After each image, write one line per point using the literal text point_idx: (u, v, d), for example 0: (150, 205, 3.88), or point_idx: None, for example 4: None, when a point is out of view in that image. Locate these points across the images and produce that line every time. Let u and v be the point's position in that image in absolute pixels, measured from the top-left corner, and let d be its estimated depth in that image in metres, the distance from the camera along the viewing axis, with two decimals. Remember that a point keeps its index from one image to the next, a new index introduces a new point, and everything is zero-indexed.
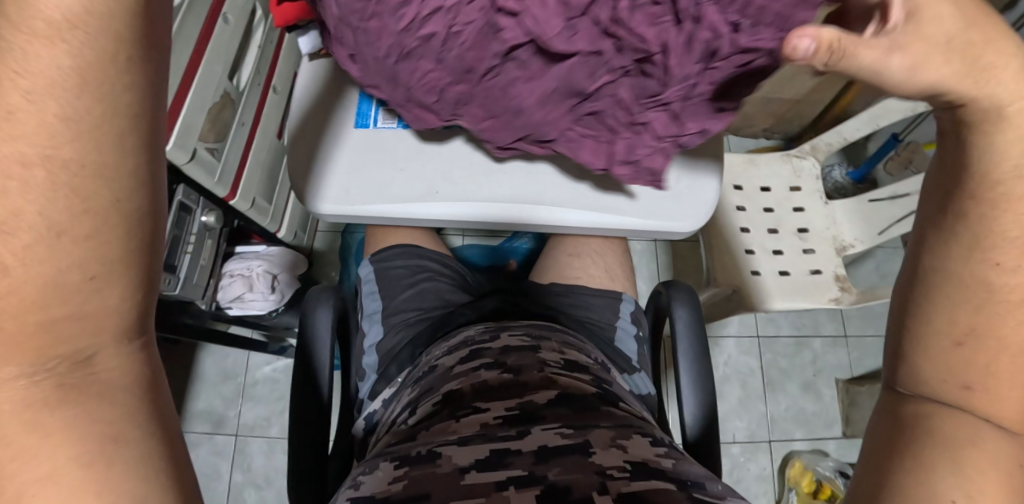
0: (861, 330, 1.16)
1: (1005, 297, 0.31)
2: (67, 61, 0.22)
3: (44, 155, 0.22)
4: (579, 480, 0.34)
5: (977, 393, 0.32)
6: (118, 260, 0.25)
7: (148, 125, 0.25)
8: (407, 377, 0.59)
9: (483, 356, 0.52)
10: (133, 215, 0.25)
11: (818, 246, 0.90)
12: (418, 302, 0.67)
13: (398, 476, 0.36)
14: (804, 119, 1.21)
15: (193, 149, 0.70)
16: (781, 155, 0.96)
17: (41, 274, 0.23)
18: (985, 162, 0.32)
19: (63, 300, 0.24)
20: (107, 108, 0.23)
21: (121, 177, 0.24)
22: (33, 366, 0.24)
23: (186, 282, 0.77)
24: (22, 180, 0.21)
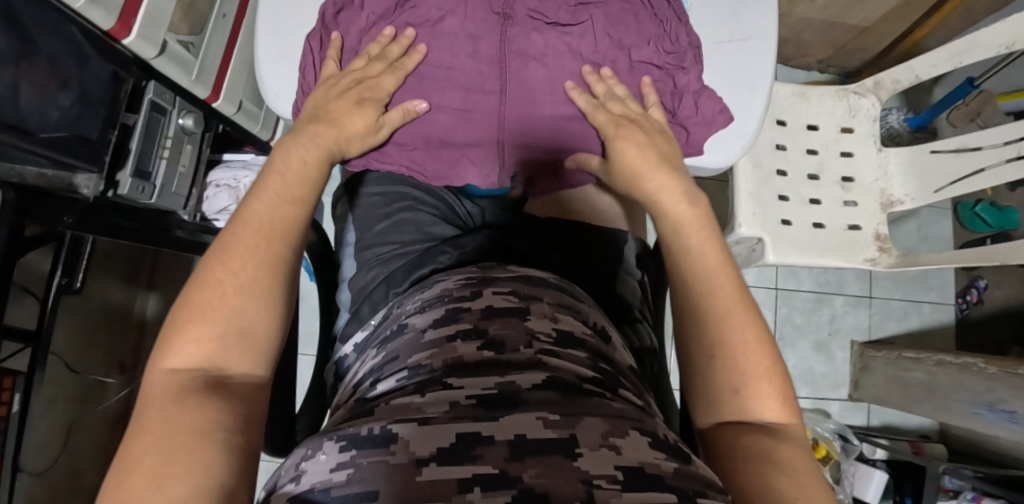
0: (888, 293, 1.09)
1: (731, 338, 0.37)
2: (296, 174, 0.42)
3: (265, 217, 0.38)
4: (560, 486, 0.27)
5: (745, 397, 0.37)
6: (269, 298, 0.36)
7: (310, 222, 0.41)
8: (378, 323, 0.54)
9: (461, 321, 0.46)
10: (284, 263, 0.38)
11: (861, 199, 0.80)
12: (396, 234, 0.64)
13: (343, 462, 0.31)
14: (868, 52, 1.06)
15: (162, 42, 0.62)
16: (836, 90, 0.82)
17: (237, 293, 0.35)
18: (681, 252, 0.42)
19: (234, 316, 0.34)
20: (296, 197, 0.41)
21: (291, 242, 0.39)
22: (201, 360, 0.33)
23: (163, 191, 0.72)
24: (255, 240, 0.37)
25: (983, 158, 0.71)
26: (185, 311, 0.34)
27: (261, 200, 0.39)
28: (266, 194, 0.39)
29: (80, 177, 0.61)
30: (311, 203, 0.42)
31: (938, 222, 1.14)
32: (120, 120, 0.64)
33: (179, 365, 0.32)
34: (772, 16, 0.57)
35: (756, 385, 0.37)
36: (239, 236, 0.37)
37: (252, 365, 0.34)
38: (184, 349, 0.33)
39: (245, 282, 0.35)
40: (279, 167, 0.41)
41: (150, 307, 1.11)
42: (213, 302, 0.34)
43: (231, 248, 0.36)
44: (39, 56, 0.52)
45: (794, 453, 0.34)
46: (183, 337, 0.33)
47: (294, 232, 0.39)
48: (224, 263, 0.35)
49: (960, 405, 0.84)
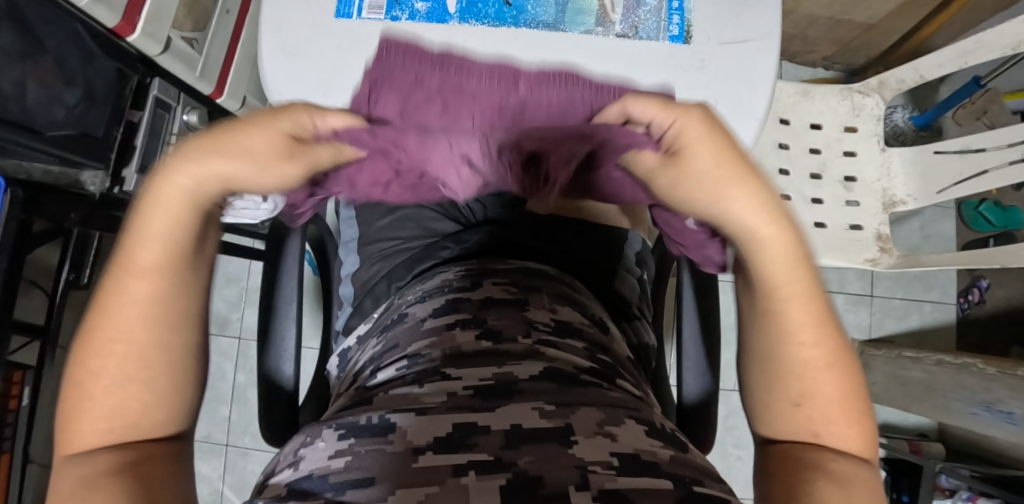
0: (890, 292, 1.09)
1: (800, 361, 0.35)
2: (169, 217, 0.30)
3: (144, 263, 0.31)
4: (554, 471, 0.27)
5: (810, 413, 0.35)
6: (162, 360, 0.32)
7: (205, 260, 0.34)
8: (380, 315, 0.55)
9: (460, 311, 0.47)
10: (178, 314, 0.32)
11: (864, 199, 0.80)
12: (398, 230, 0.64)
13: (341, 449, 0.31)
14: (874, 50, 1.05)
15: (167, 38, 0.61)
16: (841, 88, 0.82)
17: (124, 365, 0.31)
18: (747, 256, 0.34)
19: (128, 391, 0.31)
20: (186, 237, 0.31)
21: (180, 291, 0.32)
22: (103, 443, 0.31)
23: None
24: (128, 299, 0.31)
25: (987, 159, 0.71)
26: (74, 397, 0.31)
27: (133, 253, 0.31)
28: (128, 254, 0.31)
29: (86, 173, 0.61)
30: (208, 236, 0.33)
31: (942, 221, 1.14)
32: (125, 117, 0.64)
33: (79, 453, 0.30)
34: (774, 16, 0.55)
35: (827, 408, 0.35)
36: (108, 303, 0.31)
37: (166, 421, 0.33)
38: (76, 435, 0.30)
39: (122, 370, 0.31)
40: (144, 213, 0.30)
41: None
42: (99, 383, 0.30)
43: (106, 321, 0.31)
44: (45, 55, 0.53)
45: (861, 477, 0.33)
46: (78, 420, 0.31)
47: (188, 278, 0.32)
48: (99, 341, 0.31)
49: (957, 404, 0.84)
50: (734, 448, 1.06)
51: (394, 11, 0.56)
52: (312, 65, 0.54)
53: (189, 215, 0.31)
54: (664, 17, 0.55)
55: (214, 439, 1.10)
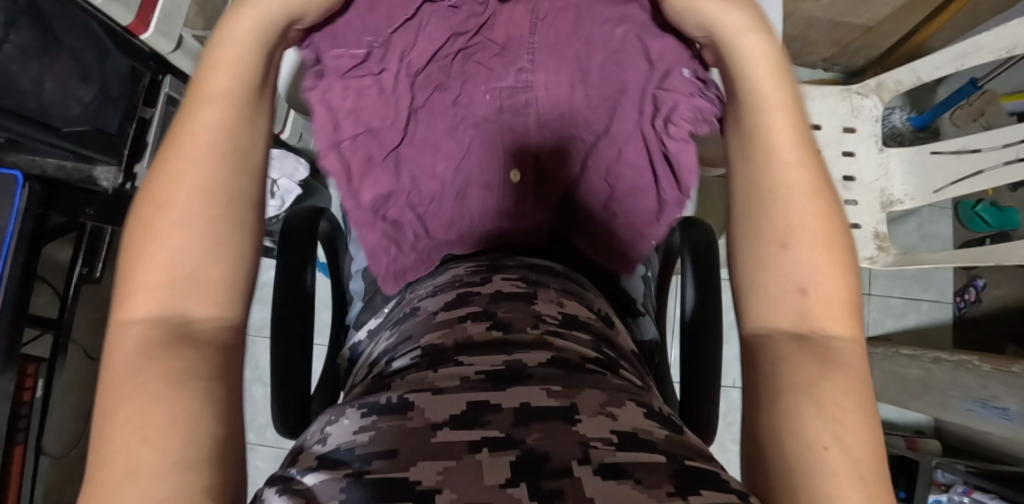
0: (887, 290, 1.11)
1: (795, 235, 0.35)
2: (226, 80, 0.35)
3: (210, 103, 0.34)
4: (559, 447, 0.29)
5: (808, 314, 0.33)
6: (219, 219, 0.32)
7: (258, 117, 0.37)
8: (391, 309, 0.56)
9: (469, 304, 0.48)
10: (237, 167, 0.34)
11: (862, 198, 0.82)
12: None
13: (365, 425, 0.32)
14: (872, 51, 1.07)
15: (179, 36, 0.63)
16: (839, 90, 0.83)
17: (185, 220, 0.31)
18: (757, 116, 0.38)
19: (185, 255, 0.31)
20: (239, 89, 0.36)
21: (240, 139, 0.35)
22: (156, 310, 0.29)
23: None
24: (196, 146, 0.33)
25: (982, 159, 0.72)
26: (130, 266, 0.30)
27: (196, 104, 0.34)
28: (190, 106, 0.34)
29: (99, 168, 0.62)
30: (258, 93, 0.37)
31: (939, 221, 1.16)
32: (139, 114, 0.65)
33: (138, 320, 0.28)
34: None
35: (827, 285, 0.33)
36: (176, 151, 0.33)
37: (217, 301, 0.31)
38: (136, 304, 0.29)
39: (175, 224, 0.31)
40: (207, 67, 0.35)
41: None
42: (159, 244, 0.30)
43: (172, 171, 0.32)
44: (61, 51, 0.53)
45: (852, 375, 0.31)
46: (134, 290, 0.29)
47: (243, 130, 0.35)
48: (165, 193, 0.32)
49: (954, 401, 0.86)
50: (734, 444, 1.08)
51: None
52: None
53: (244, 65, 0.36)
54: None
55: None
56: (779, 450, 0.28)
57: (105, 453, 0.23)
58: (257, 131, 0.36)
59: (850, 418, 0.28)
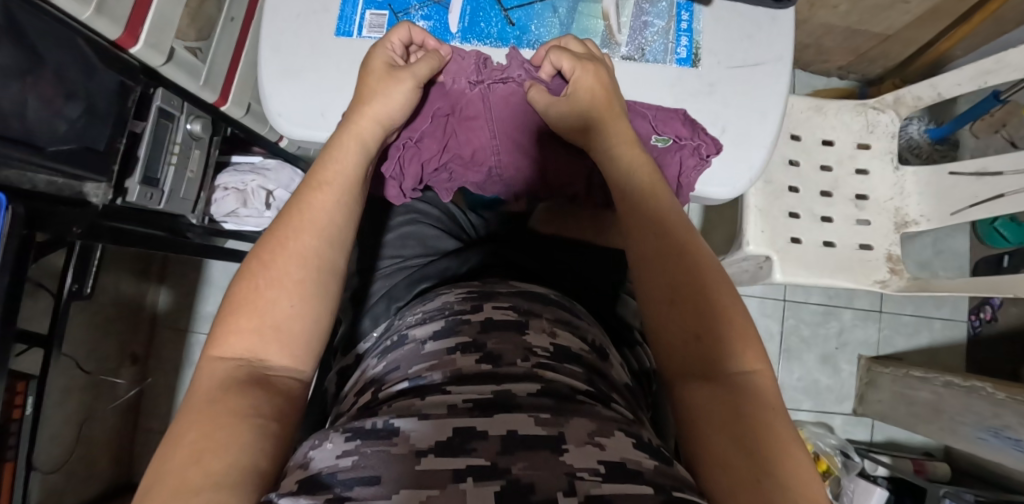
0: (899, 308, 1.08)
1: (672, 282, 0.39)
2: (339, 172, 0.42)
3: (324, 185, 0.41)
4: (546, 477, 0.27)
5: (709, 344, 0.37)
6: (309, 292, 0.37)
7: (357, 201, 0.43)
8: (379, 336, 0.53)
9: (460, 334, 0.43)
10: (335, 246, 0.40)
11: (876, 218, 0.79)
12: (400, 247, 0.63)
13: (348, 449, 0.30)
14: (891, 60, 1.02)
15: (170, 49, 0.61)
16: (855, 105, 0.80)
17: (281, 285, 0.36)
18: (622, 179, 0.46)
19: (277, 315, 0.36)
20: (345, 180, 0.42)
21: (343, 221, 0.41)
22: (242, 353, 0.35)
23: (172, 196, 0.72)
24: (300, 224, 0.39)
25: (1003, 183, 0.69)
26: (228, 316, 0.36)
27: (316, 186, 0.41)
28: (311, 187, 0.41)
29: (89, 186, 0.62)
30: (356, 183, 0.43)
31: (955, 236, 1.12)
32: (129, 128, 0.64)
33: (226, 355, 0.34)
34: (787, 40, 0.54)
35: (722, 329, 0.38)
36: (285, 222, 0.39)
37: (293, 354, 0.36)
38: (229, 339, 0.35)
39: (284, 279, 0.37)
40: (328, 161, 0.43)
41: (161, 299, 1.14)
42: (261, 300, 0.36)
43: (277, 242, 0.38)
44: (47, 68, 0.52)
45: (777, 412, 0.35)
46: (229, 331, 0.35)
47: (343, 215, 0.41)
48: (264, 261, 0.37)
49: (965, 428, 0.83)
50: None
51: None
52: (312, 85, 0.53)
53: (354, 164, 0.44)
54: (672, 39, 0.54)
55: None
56: (727, 481, 0.31)
57: (165, 467, 0.28)
58: (358, 212, 0.42)
59: (793, 447, 0.33)
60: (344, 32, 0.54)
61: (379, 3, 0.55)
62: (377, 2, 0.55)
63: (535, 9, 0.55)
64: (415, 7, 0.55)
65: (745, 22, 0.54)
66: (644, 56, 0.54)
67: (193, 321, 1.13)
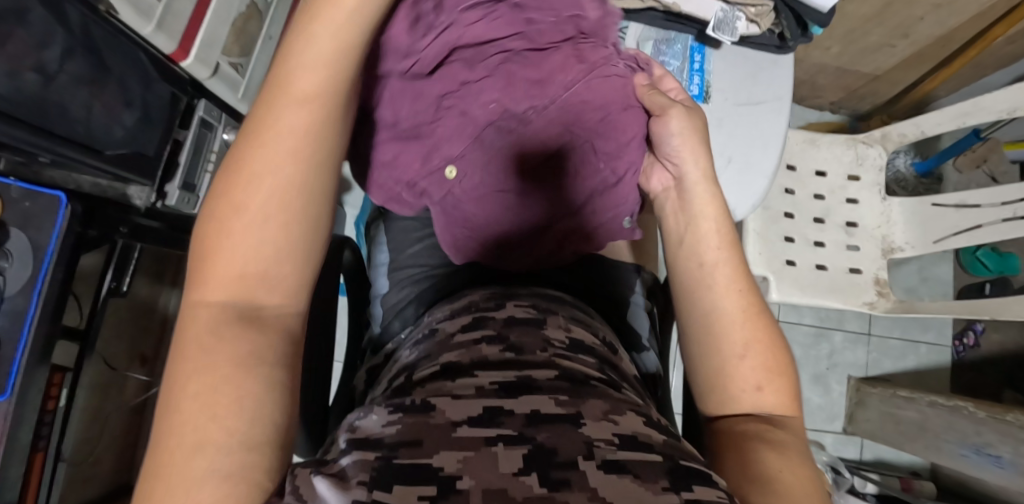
0: (886, 331, 1.13)
1: (722, 318, 0.42)
2: (316, 80, 0.29)
3: (302, 91, 0.29)
4: (567, 445, 0.29)
5: (756, 387, 0.40)
6: (291, 217, 0.30)
7: (337, 107, 0.31)
8: (408, 332, 0.57)
9: (485, 328, 0.47)
10: (317, 159, 0.31)
11: (864, 244, 0.84)
12: (425, 256, 0.67)
13: (392, 419, 0.32)
14: (879, 98, 1.10)
15: (215, 63, 0.65)
16: (845, 139, 0.86)
17: (264, 220, 0.30)
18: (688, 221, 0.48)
19: (260, 249, 0.30)
20: (331, 87, 0.30)
21: (324, 137, 0.30)
22: (228, 295, 0.29)
23: (206, 202, 0.76)
24: (274, 139, 0.29)
25: (981, 215, 0.75)
26: (207, 244, 0.30)
27: (289, 93, 0.29)
28: (280, 94, 0.29)
29: (133, 188, 0.66)
30: (343, 98, 0.31)
31: (939, 265, 1.18)
32: (173, 136, 0.68)
33: (212, 304, 0.29)
34: (787, 82, 0.60)
35: (762, 371, 0.40)
36: (255, 139, 0.30)
37: (281, 297, 0.31)
38: (212, 284, 0.29)
39: (253, 216, 0.29)
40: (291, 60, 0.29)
41: (172, 303, 1.17)
42: (235, 232, 0.29)
43: (252, 160, 0.29)
44: (110, 79, 0.56)
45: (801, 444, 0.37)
46: (208, 271, 0.29)
47: (324, 120, 0.30)
48: (241, 187, 0.29)
49: (949, 445, 0.87)
50: None
51: None
52: None
53: (334, 62, 0.30)
54: (685, 78, 0.60)
55: None
56: (744, 471, 0.34)
57: (165, 447, 0.24)
58: (338, 131, 0.32)
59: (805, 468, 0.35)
60: None
61: None
62: None
63: None
64: None
65: (750, 64, 0.60)
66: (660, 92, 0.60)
67: None
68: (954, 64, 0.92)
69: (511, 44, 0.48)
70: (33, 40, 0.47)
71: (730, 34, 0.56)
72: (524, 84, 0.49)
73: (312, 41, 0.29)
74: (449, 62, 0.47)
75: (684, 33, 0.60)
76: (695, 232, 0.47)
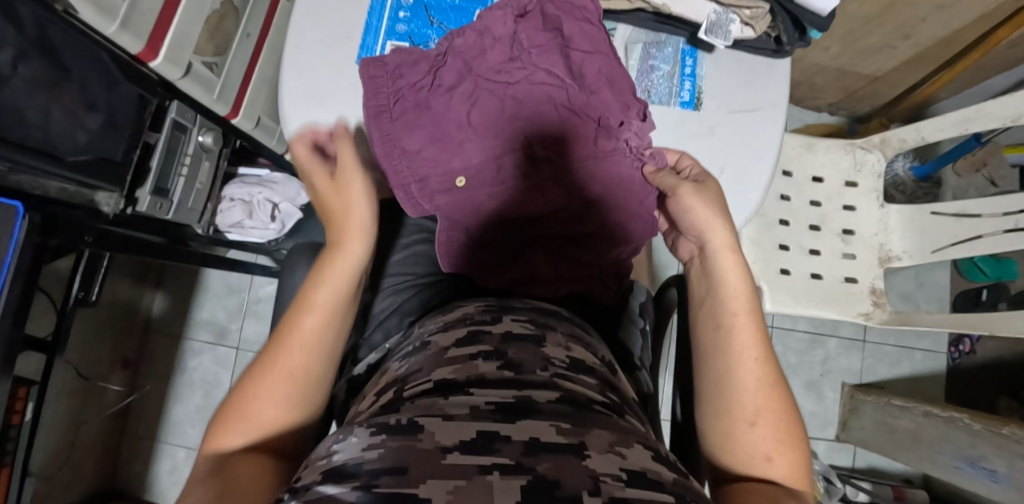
0: (882, 338, 1.11)
1: (739, 383, 0.43)
2: (330, 282, 0.43)
3: (321, 294, 0.42)
4: (572, 477, 0.26)
5: (767, 453, 0.42)
6: (305, 382, 0.42)
7: (342, 324, 0.44)
8: (395, 343, 0.54)
9: (482, 343, 0.44)
10: (329, 350, 0.43)
11: (861, 252, 0.82)
12: (410, 266, 0.65)
13: (373, 442, 0.28)
14: (878, 100, 1.07)
15: (187, 64, 0.62)
16: (843, 144, 0.84)
17: (279, 395, 0.41)
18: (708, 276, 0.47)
19: (272, 411, 0.41)
20: (342, 290, 0.43)
21: (332, 321, 0.43)
22: (244, 442, 0.40)
23: (180, 207, 0.73)
24: (299, 323, 0.42)
25: (982, 225, 0.72)
26: (236, 402, 0.41)
27: (313, 296, 0.42)
28: (305, 303, 0.42)
29: (102, 195, 0.63)
30: (351, 295, 0.44)
31: (935, 270, 1.16)
32: (143, 139, 0.65)
33: (224, 451, 0.40)
34: (783, 89, 0.57)
35: (770, 439, 0.42)
36: (286, 325, 0.42)
37: (273, 447, 0.41)
38: (228, 436, 0.41)
39: (272, 385, 0.41)
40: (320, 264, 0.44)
41: (155, 305, 1.14)
42: (259, 391, 0.41)
43: (282, 337, 0.42)
44: (70, 81, 0.53)
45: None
46: (233, 416, 0.41)
47: (332, 315, 0.43)
48: (271, 353, 0.42)
49: (942, 457, 0.85)
50: None
51: None
52: (332, 111, 0.55)
53: (343, 267, 0.43)
54: (676, 83, 0.57)
55: None
56: None
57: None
58: (334, 354, 0.44)
59: None
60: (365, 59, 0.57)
61: (400, 35, 0.57)
62: (399, 33, 0.57)
63: None
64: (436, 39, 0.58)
65: (745, 69, 0.57)
66: (650, 97, 0.57)
67: (187, 328, 1.14)
68: (956, 67, 0.90)
69: (501, 36, 0.53)
70: None
71: (724, 37, 0.54)
72: (546, 117, 0.54)
73: (333, 255, 0.44)
74: (491, 89, 0.54)
75: (676, 36, 0.58)
76: (718, 290, 0.46)
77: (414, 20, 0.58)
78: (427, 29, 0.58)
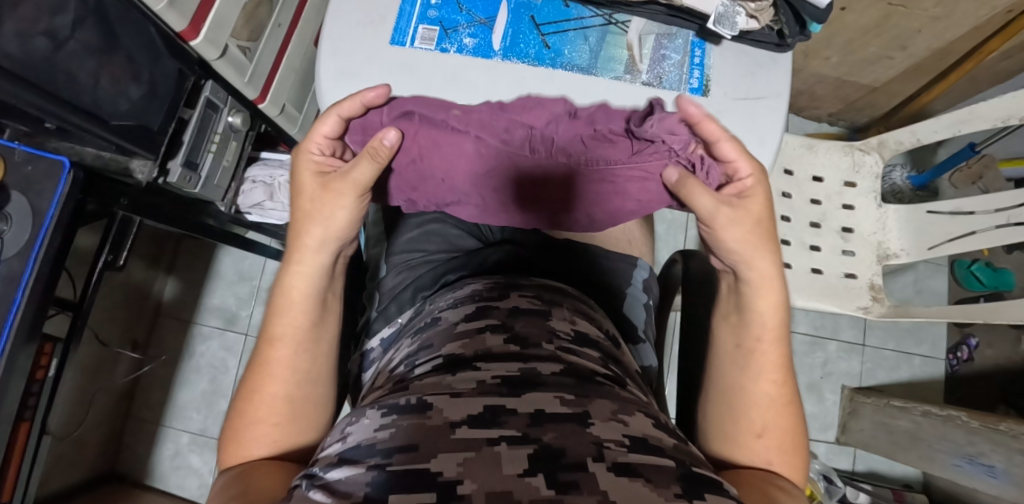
0: (881, 342, 1.13)
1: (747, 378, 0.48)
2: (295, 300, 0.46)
3: (287, 313, 0.46)
4: (575, 445, 0.29)
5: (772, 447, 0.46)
6: (305, 384, 0.46)
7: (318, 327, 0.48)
8: (409, 319, 0.57)
9: (490, 317, 0.46)
10: (317, 352, 0.47)
11: (860, 250, 0.85)
12: (425, 243, 0.67)
13: (385, 423, 0.32)
14: (877, 110, 1.12)
15: (224, 45, 0.66)
16: (842, 146, 0.87)
17: (283, 393, 0.45)
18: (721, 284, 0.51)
19: (281, 409, 0.45)
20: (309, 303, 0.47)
21: (309, 330, 0.47)
22: (263, 447, 0.44)
23: (207, 182, 0.76)
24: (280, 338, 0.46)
25: (975, 221, 0.75)
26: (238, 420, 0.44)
27: (282, 316, 0.46)
28: (279, 321, 0.46)
29: (136, 162, 0.65)
30: (317, 302, 0.48)
31: (934, 278, 1.18)
32: (179, 114, 0.69)
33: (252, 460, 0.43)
34: (785, 80, 0.61)
35: (775, 433, 0.46)
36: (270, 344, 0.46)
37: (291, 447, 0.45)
38: (246, 449, 0.43)
39: (274, 392, 0.45)
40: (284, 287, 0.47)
41: (167, 290, 1.16)
42: (265, 400, 0.45)
43: (269, 354, 0.45)
44: (118, 51, 0.57)
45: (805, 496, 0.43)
46: (242, 431, 0.44)
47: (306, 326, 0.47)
48: (265, 370, 0.45)
49: (942, 456, 0.86)
50: None
51: (445, 43, 0.61)
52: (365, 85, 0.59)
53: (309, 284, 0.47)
54: (686, 71, 0.61)
55: (210, 433, 1.11)
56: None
57: None
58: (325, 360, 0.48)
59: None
60: (396, 39, 0.60)
61: (430, 20, 0.61)
62: (429, 19, 0.61)
63: (568, 35, 0.62)
64: (463, 25, 0.62)
65: (750, 60, 0.61)
66: (661, 84, 0.60)
67: (198, 313, 1.16)
68: (950, 78, 0.94)
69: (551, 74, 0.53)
70: (45, 6, 0.48)
71: (731, 28, 0.58)
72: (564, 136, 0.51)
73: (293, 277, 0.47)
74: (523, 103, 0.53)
75: (685, 29, 0.62)
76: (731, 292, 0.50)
77: (444, 7, 0.62)
78: (456, 16, 0.62)
